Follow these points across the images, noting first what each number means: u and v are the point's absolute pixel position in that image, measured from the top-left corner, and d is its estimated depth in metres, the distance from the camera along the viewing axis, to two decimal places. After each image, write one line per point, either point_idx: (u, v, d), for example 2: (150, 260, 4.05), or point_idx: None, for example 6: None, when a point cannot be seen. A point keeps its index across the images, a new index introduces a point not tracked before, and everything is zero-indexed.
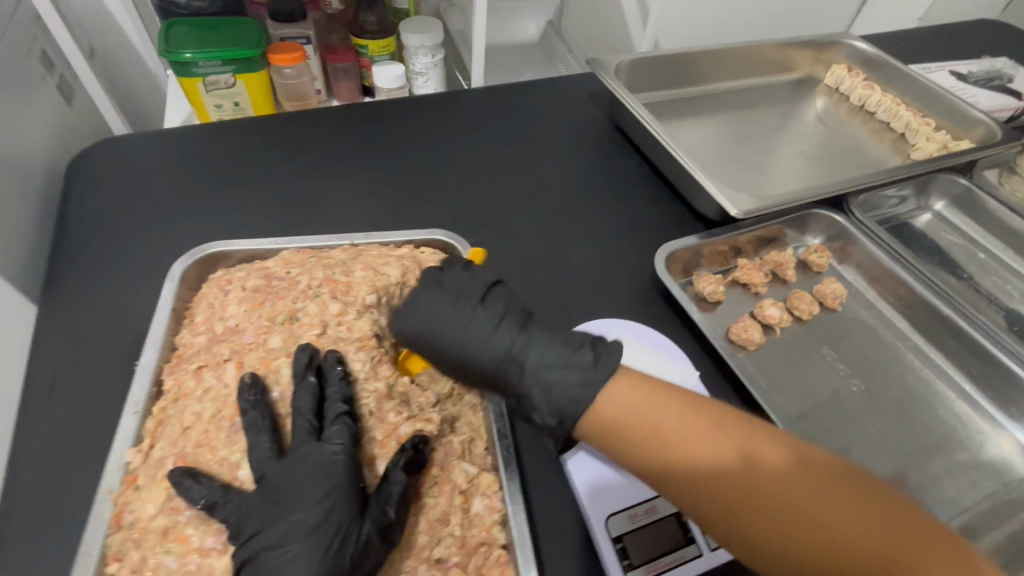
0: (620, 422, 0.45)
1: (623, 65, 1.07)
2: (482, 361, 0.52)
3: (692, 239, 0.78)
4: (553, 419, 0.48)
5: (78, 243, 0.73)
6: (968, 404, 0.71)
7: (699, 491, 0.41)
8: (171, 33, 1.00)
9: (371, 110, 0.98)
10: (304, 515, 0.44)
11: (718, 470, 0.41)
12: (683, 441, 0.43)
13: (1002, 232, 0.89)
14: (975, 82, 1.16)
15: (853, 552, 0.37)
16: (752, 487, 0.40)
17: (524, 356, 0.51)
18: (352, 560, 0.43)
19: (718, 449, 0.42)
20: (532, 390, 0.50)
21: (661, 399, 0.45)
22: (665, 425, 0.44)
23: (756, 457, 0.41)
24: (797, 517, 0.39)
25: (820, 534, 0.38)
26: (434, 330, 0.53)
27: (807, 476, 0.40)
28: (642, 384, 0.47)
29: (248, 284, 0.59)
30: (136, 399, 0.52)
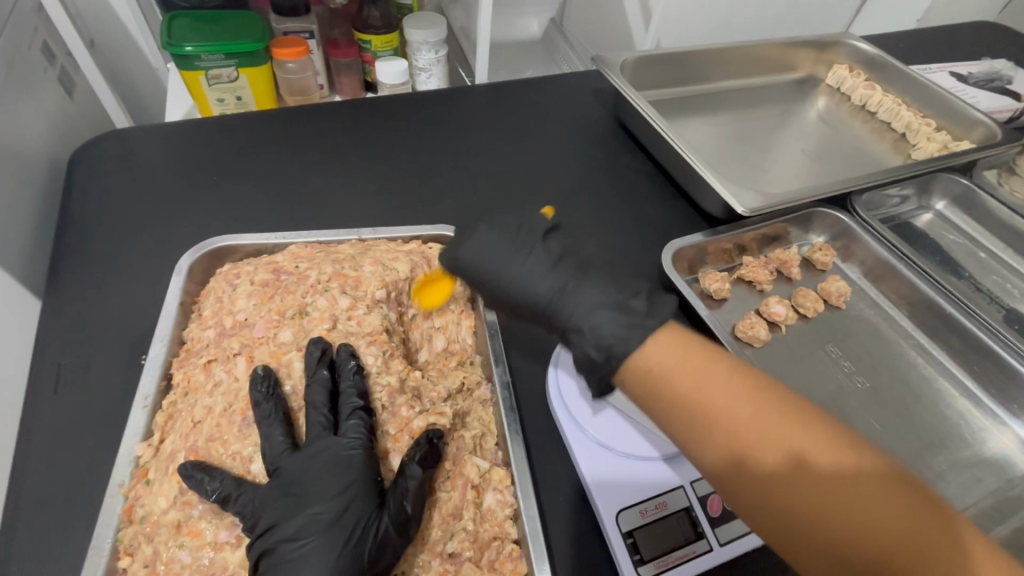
0: (660, 377, 0.44)
1: (628, 63, 1.07)
2: (532, 297, 0.53)
3: (699, 236, 0.78)
4: (599, 356, 0.48)
5: (82, 237, 0.73)
6: (970, 401, 0.72)
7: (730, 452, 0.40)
8: (173, 25, 0.99)
9: (376, 105, 0.98)
10: (321, 509, 0.45)
11: (752, 445, 0.40)
12: (718, 412, 0.41)
13: (1002, 232, 0.90)
14: (975, 83, 1.17)
15: (882, 547, 0.35)
16: (787, 468, 0.38)
17: (575, 296, 0.51)
18: (370, 554, 0.43)
19: (753, 424, 0.40)
20: (579, 327, 0.50)
21: (706, 363, 0.44)
22: (701, 394, 0.42)
23: (793, 437, 0.39)
24: (829, 506, 0.37)
25: (850, 525, 0.36)
26: (490, 263, 0.54)
27: (845, 464, 0.38)
28: (691, 344, 0.46)
29: (257, 278, 0.58)
30: (146, 393, 0.51)
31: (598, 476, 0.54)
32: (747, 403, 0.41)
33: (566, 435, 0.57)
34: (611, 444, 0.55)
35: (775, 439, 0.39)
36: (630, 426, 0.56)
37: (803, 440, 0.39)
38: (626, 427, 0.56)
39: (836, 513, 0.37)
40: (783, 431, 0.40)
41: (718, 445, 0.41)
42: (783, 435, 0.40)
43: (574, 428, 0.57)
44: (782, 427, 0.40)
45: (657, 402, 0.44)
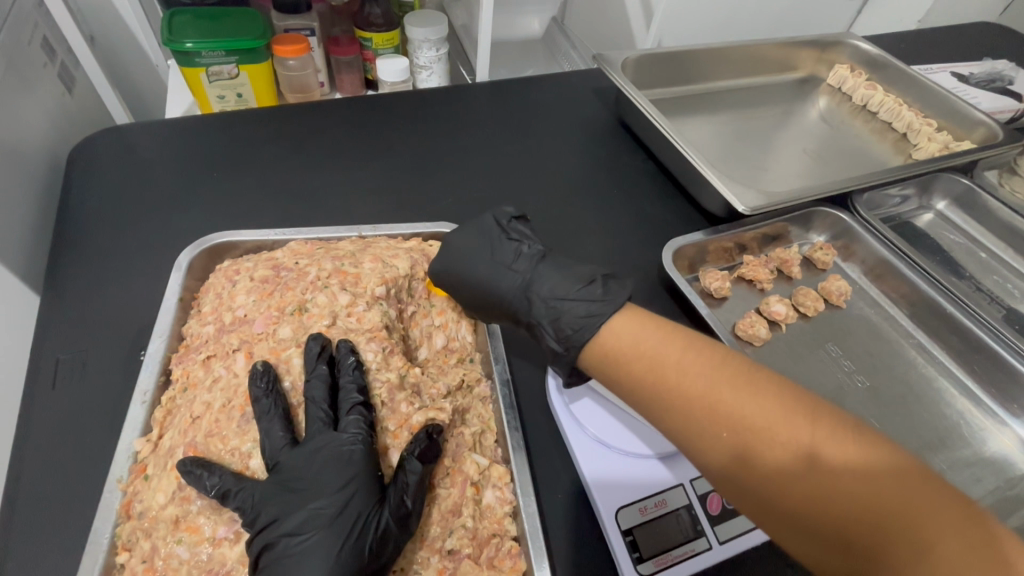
0: (626, 364, 0.46)
1: (629, 61, 1.07)
2: (500, 295, 0.56)
3: (699, 235, 0.78)
4: (560, 346, 0.51)
5: (81, 232, 0.72)
6: (970, 400, 0.72)
7: (699, 422, 0.41)
8: (174, 21, 0.99)
9: (377, 103, 0.98)
10: (323, 504, 0.44)
11: (731, 425, 0.40)
12: (694, 394, 0.42)
13: (1002, 232, 0.90)
14: (976, 84, 1.17)
15: (871, 522, 0.35)
16: (762, 445, 0.39)
17: (536, 289, 0.54)
18: (372, 549, 0.43)
19: (732, 403, 0.41)
20: (543, 319, 0.53)
21: (682, 344, 0.45)
22: (677, 379, 0.43)
23: (772, 415, 0.40)
24: (813, 482, 0.37)
25: (837, 500, 0.36)
26: (458, 266, 0.58)
27: (827, 439, 0.38)
28: (669, 330, 0.47)
29: (256, 274, 0.58)
30: (144, 389, 0.51)
31: (596, 473, 0.54)
32: (724, 383, 0.42)
33: (565, 433, 0.57)
34: (609, 441, 0.55)
35: (753, 418, 0.40)
36: (629, 422, 0.56)
37: (783, 418, 0.39)
38: (625, 424, 0.56)
39: (823, 489, 0.36)
40: (762, 409, 0.40)
41: (697, 427, 0.42)
42: (763, 414, 0.40)
43: (573, 426, 0.57)
44: (761, 405, 0.40)
45: (634, 389, 0.46)
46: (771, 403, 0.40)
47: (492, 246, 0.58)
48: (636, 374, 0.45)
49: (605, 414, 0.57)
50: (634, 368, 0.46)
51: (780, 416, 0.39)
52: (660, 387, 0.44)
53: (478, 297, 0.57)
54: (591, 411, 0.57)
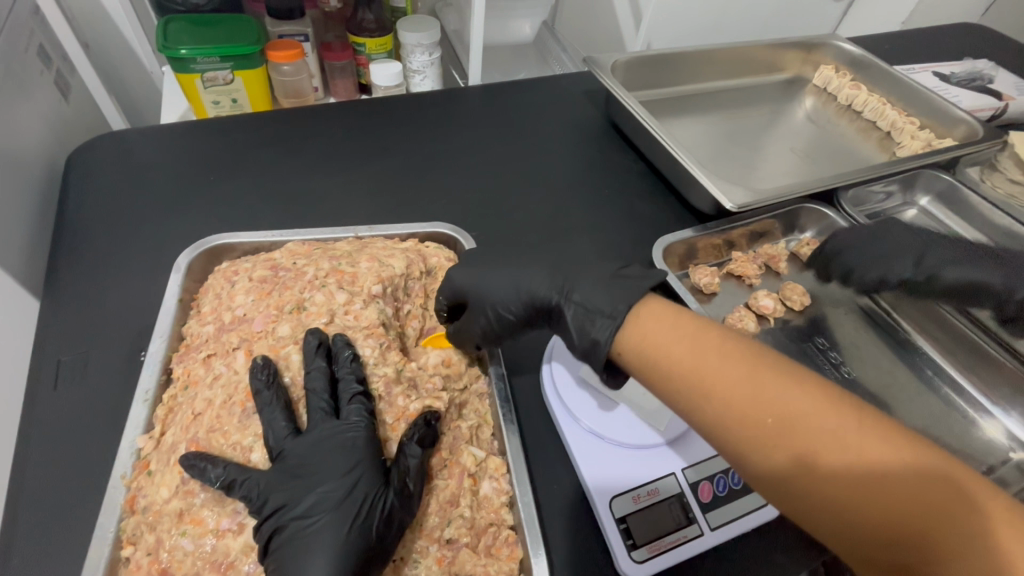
0: (664, 353, 0.45)
1: (619, 63, 1.09)
2: (528, 288, 0.56)
3: (688, 232, 0.80)
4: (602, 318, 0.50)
5: (80, 237, 0.73)
6: (953, 389, 0.74)
7: (741, 416, 0.41)
8: (169, 28, 1.00)
9: (370, 107, 0.99)
10: (331, 488, 0.45)
11: (774, 425, 0.40)
12: (738, 386, 0.42)
13: (985, 227, 0.93)
14: (957, 82, 1.20)
15: (910, 521, 0.37)
16: (803, 436, 0.40)
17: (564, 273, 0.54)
18: (378, 530, 0.44)
19: (775, 399, 0.41)
20: (581, 297, 0.52)
21: (720, 338, 0.45)
22: (719, 376, 0.43)
23: (816, 407, 0.40)
24: (854, 483, 0.38)
25: (878, 502, 0.37)
26: (479, 267, 0.58)
27: (868, 430, 0.39)
28: (711, 328, 0.46)
29: (255, 275, 0.59)
30: (146, 388, 0.52)
31: (591, 464, 0.55)
32: (768, 378, 0.42)
33: (561, 427, 0.58)
34: (605, 434, 0.56)
35: (794, 415, 0.40)
36: (622, 414, 0.58)
37: (826, 409, 0.40)
38: (620, 417, 0.58)
39: (866, 478, 0.38)
40: (805, 407, 0.40)
41: (739, 420, 0.42)
42: (805, 411, 0.40)
43: (568, 421, 0.58)
44: (804, 403, 0.41)
45: (670, 384, 0.45)
46: (813, 400, 0.41)
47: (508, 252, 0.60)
48: (677, 364, 0.44)
49: (601, 407, 0.59)
50: (672, 357, 0.45)
51: (818, 407, 0.40)
52: (700, 384, 0.43)
53: (506, 293, 0.56)
54: (585, 404, 0.59)
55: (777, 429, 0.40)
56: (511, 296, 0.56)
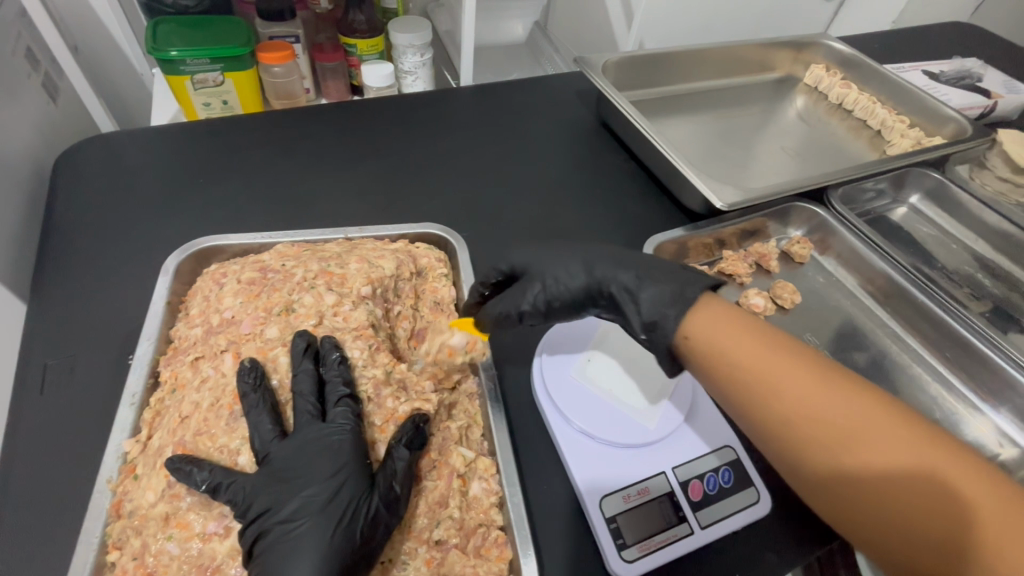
0: (715, 351, 0.47)
1: (610, 63, 1.09)
2: (592, 266, 0.56)
3: (678, 232, 0.80)
4: (675, 300, 0.50)
5: (68, 240, 0.73)
6: (942, 385, 0.74)
7: (793, 420, 0.44)
8: (158, 31, 1.00)
9: (361, 107, 0.99)
10: (315, 491, 0.45)
11: (814, 429, 0.43)
12: (792, 392, 0.44)
13: (973, 224, 0.93)
14: (947, 81, 1.21)
15: (939, 538, 0.38)
16: (852, 444, 0.42)
17: (628, 260, 0.55)
18: (362, 534, 0.44)
19: (817, 404, 0.43)
20: (650, 278, 0.53)
21: (781, 345, 0.47)
22: (768, 378, 0.45)
23: (869, 418, 0.42)
24: (886, 494, 0.40)
25: (908, 515, 0.39)
26: (539, 250, 0.59)
27: (924, 446, 0.40)
28: (772, 335, 0.48)
29: (243, 277, 0.59)
30: (133, 391, 0.52)
31: (582, 464, 0.55)
32: (824, 387, 0.44)
33: (551, 427, 0.58)
34: (596, 434, 0.56)
35: (834, 422, 0.43)
36: (613, 414, 0.58)
37: (878, 422, 0.42)
38: (611, 417, 0.58)
39: (913, 490, 0.39)
40: (850, 416, 0.42)
41: (789, 424, 0.44)
42: (848, 420, 0.42)
43: (559, 421, 0.58)
44: (849, 411, 0.43)
45: (717, 382, 0.48)
46: (860, 410, 0.42)
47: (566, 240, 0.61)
48: (728, 363, 0.46)
49: (591, 407, 0.58)
50: (721, 356, 0.47)
51: (871, 417, 0.42)
52: (747, 385, 0.46)
53: (571, 268, 0.56)
54: (576, 404, 0.59)
55: (827, 436, 0.43)
56: (576, 271, 0.56)
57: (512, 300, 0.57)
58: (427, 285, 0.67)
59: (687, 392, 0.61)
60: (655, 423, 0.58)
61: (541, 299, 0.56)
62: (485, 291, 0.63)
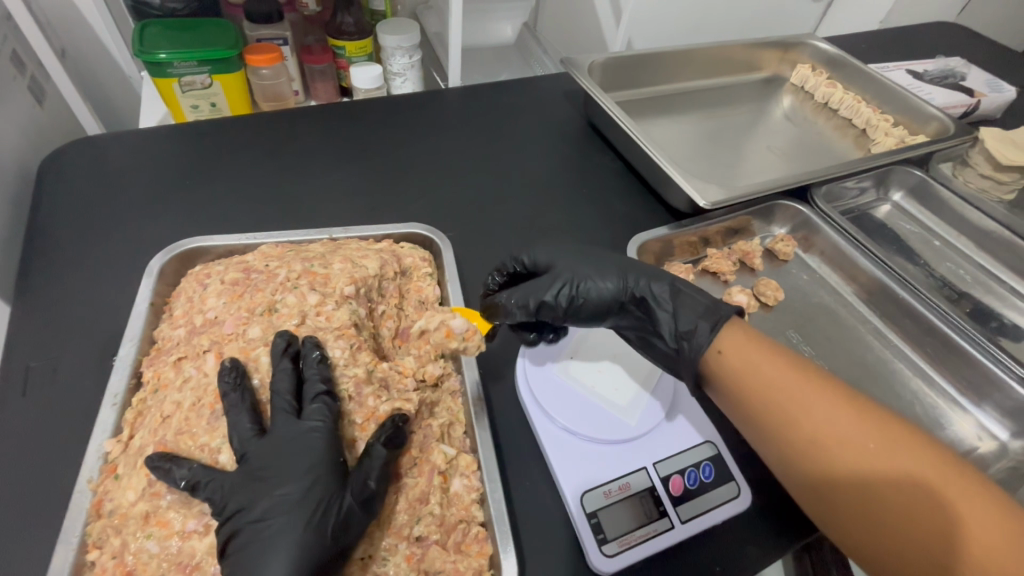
0: (734, 367, 0.52)
1: (597, 64, 1.10)
2: (627, 276, 0.61)
3: (663, 230, 0.81)
4: (709, 312, 0.56)
5: (53, 243, 0.73)
6: (924, 380, 0.75)
7: (801, 438, 0.48)
8: (145, 33, 1.00)
9: (348, 109, 0.99)
10: (288, 489, 0.45)
11: (821, 446, 0.47)
12: (802, 411, 0.48)
13: (955, 221, 0.94)
14: (930, 80, 1.22)
15: (928, 547, 0.41)
16: (854, 460, 0.45)
17: (661, 274, 0.61)
18: (334, 530, 0.44)
19: (823, 421, 0.47)
20: (684, 292, 0.59)
21: (794, 368, 0.51)
22: (781, 397, 0.49)
23: (871, 438, 0.46)
24: (881, 505, 0.44)
25: (900, 524, 0.43)
26: (573, 256, 0.64)
27: (919, 465, 0.44)
28: (787, 358, 0.52)
29: (227, 278, 0.59)
30: (115, 392, 0.52)
31: (564, 460, 0.55)
32: (831, 407, 0.48)
33: (535, 425, 0.58)
34: (578, 430, 0.57)
35: (839, 438, 0.46)
36: (595, 410, 0.59)
37: (880, 441, 0.45)
38: (593, 413, 0.58)
39: (904, 505, 0.43)
40: (855, 433, 0.46)
41: (798, 440, 0.48)
42: (852, 437, 0.46)
43: (542, 418, 0.58)
44: (854, 429, 0.46)
45: (733, 395, 0.52)
46: (864, 430, 0.46)
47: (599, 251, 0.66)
48: (744, 378, 0.51)
49: (574, 404, 0.59)
50: (739, 372, 0.52)
51: (874, 437, 0.46)
52: (761, 399, 0.50)
53: (610, 275, 0.61)
54: (558, 402, 0.59)
55: (831, 451, 0.46)
56: (613, 278, 0.61)
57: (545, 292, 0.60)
58: (412, 285, 0.68)
59: (668, 388, 0.62)
60: (636, 419, 0.58)
61: (575, 296, 0.60)
62: (496, 281, 0.69)
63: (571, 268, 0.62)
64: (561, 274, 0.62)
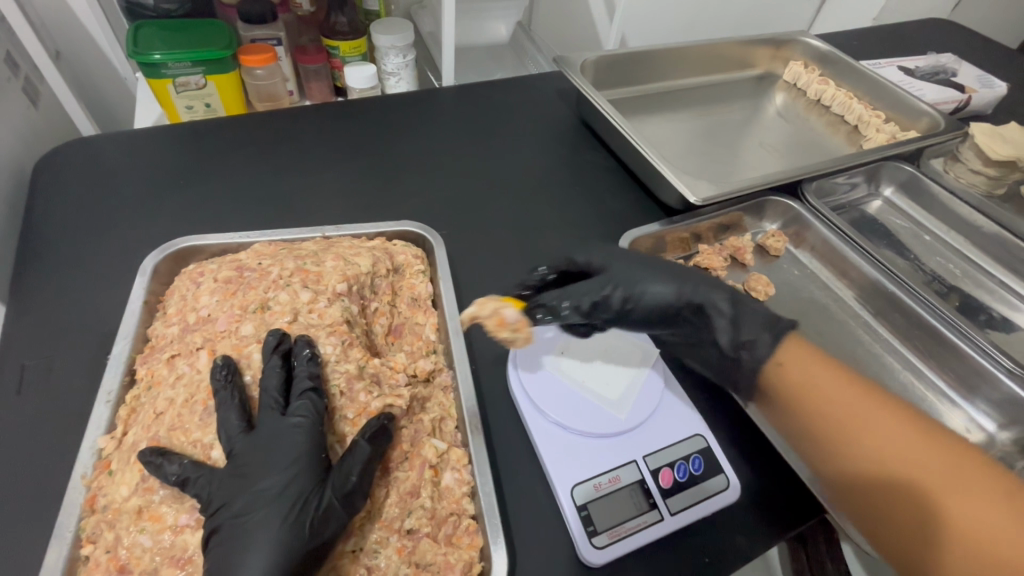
0: (789, 376, 0.56)
1: (590, 62, 1.10)
2: (682, 283, 0.63)
3: (655, 227, 0.81)
4: (771, 325, 0.60)
5: (47, 243, 0.73)
6: (913, 373, 0.76)
7: (838, 436, 0.52)
8: (139, 34, 1.01)
9: (342, 109, 1.00)
10: (269, 484, 0.46)
11: (857, 443, 0.51)
12: (843, 413, 0.52)
13: (945, 216, 0.95)
14: (921, 76, 1.23)
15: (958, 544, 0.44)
16: (885, 459, 0.49)
17: (718, 284, 0.63)
18: (314, 524, 0.44)
19: (864, 424, 0.51)
20: (742, 303, 0.62)
21: (841, 377, 0.55)
22: (824, 399, 0.54)
23: (904, 440, 0.49)
24: (917, 503, 0.47)
25: (933, 522, 0.46)
26: (626, 259, 0.64)
27: (951, 469, 0.47)
28: (836, 368, 0.56)
29: (220, 276, 0.60)
30: (108, 389, 0.53)
31: (555, 454, 0.56)
32: (872, 412, 0.52)
33: (526, 420, 0.59)
34: (568, 425, 0.57)
35: (881, 442, 0.50)
36: (585, 405, 0.59)
37: (914, 444, 0.49)
38: (583, 407, 0.59)
39: (932, 504, 0.46)
40: (897, 438, 0.50)
41: (835, 439, 0.52)
42: (893, 441, 0.50)
43: (534, 413, 0.59)
44: (892, 432, 0.50)
45: (785, 400, 0.56)
46: (906, 436, 0.50)
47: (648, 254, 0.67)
48: (797, 385, 0.55)
49: (564, 399, 0.59)
50: (791, 379, 0.56)
51: (909, 440, 0.49)
52: (810, 403, 0.54)
53: (667, 283, 0.62)
54: (550, 396, 0.59)
55: (866, 450, 0.50)
56: (671, 286, 0.62)
57: (601, 294, 0.61)
58: (405, 282, 0.68)
59: (658, 382, 0.62)
60: (626, 413, 0.59)
61: (629, 300, 0.61)
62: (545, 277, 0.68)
63: (628, 271, 0.63)
64: (617, 276, 0.62)
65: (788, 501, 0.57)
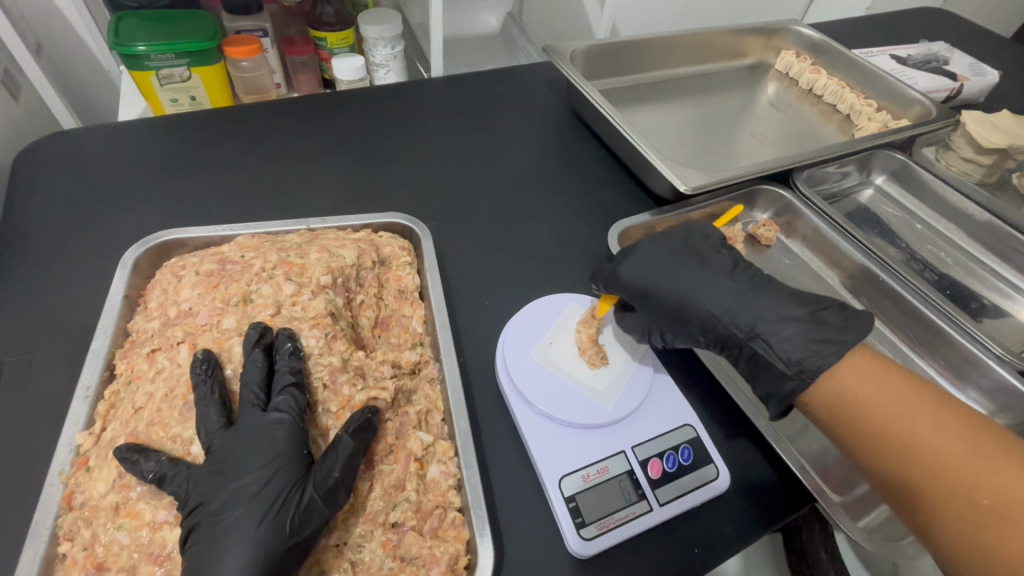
0: (834, 391, 0.51)
1: (579, 52, 1.09)
2: (700, 313, 0.58)
3: (644, 217, 0.80)
4: (791, 370, 0.53)
5: (26, 237, 0.72)
6: (904, 362, 0.76)
7: (886, 448, 0.48)
8: (121, 26, 0.99)
9: (328, 101, 0.98)
10: (247, 481, 0.45)
11: (905, 456, 0.47)
12: (891, 426, 0.48)
13: (935, 204, 0.95)
14: (914, 64, 1.22)
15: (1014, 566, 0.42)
16: (939, 473, 0.46)
17: (744, 309, 0.56)
18: (294, 522, 0.44)
19: (916, 436, 0.47)
20: (765, 338, 0.54)
21: (893, 386, 0.50)
22: (870, 413, 0.49)
23: (960, 453, 0.46)
24: (978, 526, 0.44)
25: (992, 545, 0.43)
26: (653, 276, 0.61)
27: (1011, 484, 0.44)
28: (891, 377, 0.50)
29: (201, 269, 0.58)
30: (87, 384, 0.52)
31: (543, 446, 0.55)
32: (927, 424, 0.47)
33: (515, 414, 0.58)
34: (557, 417, 0.57)
35: (941, 461, 0.46)
36: (573, 396, 0.59)
37: (970, 457, 0.45)
38: (570, 399, 0.58)
39: (987, 518, 0.43)
40: (960, 457, 0.46)
41: (883, 450, 0.49)
42: (950, 453, 0.46)
43: (521, 405, 0.58)
44: (948, 445, 0.46)
45: (836, 418, 0.51)
46: (970, 454, 0.45)
47: (695, 261, 0.62)
48: (845, 399, 0.50)
49: (552, 390, 0.59)
50: (849, 400, 0.50)
51: (964, 453, 0.46)
52: (864, 416, 0.49)
53: (686, 315, 0.59)
54: (538, 387, 0.59)
55: (916, 462, 0.47)
56: (689, 319, 0.59)
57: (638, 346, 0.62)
58: (391, 274, 0.67)
59: (646, 375, 0.62)
60: (613, 405, 0.58)
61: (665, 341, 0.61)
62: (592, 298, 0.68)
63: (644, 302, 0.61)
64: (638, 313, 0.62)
65: (779, 492, 0.57)
